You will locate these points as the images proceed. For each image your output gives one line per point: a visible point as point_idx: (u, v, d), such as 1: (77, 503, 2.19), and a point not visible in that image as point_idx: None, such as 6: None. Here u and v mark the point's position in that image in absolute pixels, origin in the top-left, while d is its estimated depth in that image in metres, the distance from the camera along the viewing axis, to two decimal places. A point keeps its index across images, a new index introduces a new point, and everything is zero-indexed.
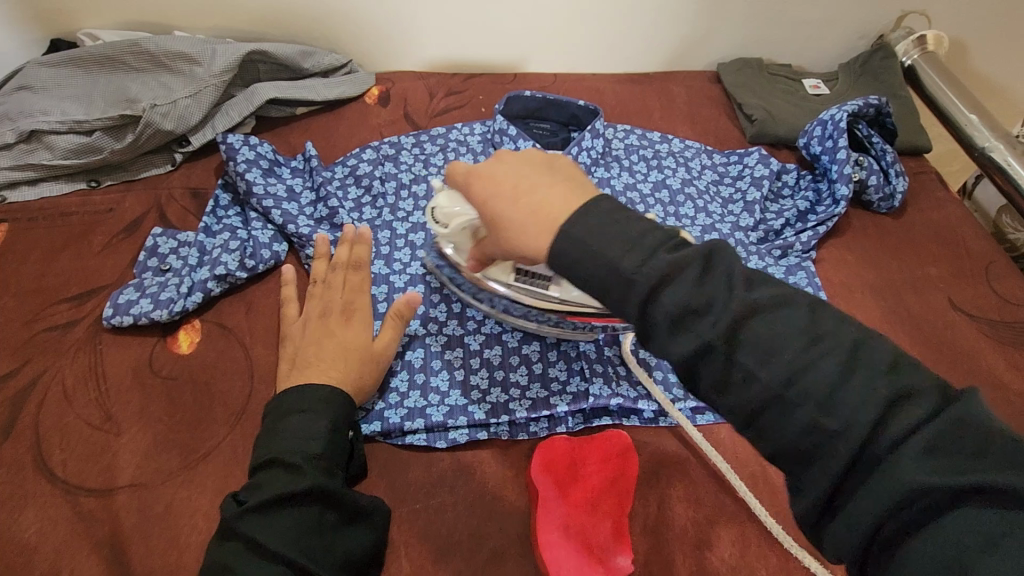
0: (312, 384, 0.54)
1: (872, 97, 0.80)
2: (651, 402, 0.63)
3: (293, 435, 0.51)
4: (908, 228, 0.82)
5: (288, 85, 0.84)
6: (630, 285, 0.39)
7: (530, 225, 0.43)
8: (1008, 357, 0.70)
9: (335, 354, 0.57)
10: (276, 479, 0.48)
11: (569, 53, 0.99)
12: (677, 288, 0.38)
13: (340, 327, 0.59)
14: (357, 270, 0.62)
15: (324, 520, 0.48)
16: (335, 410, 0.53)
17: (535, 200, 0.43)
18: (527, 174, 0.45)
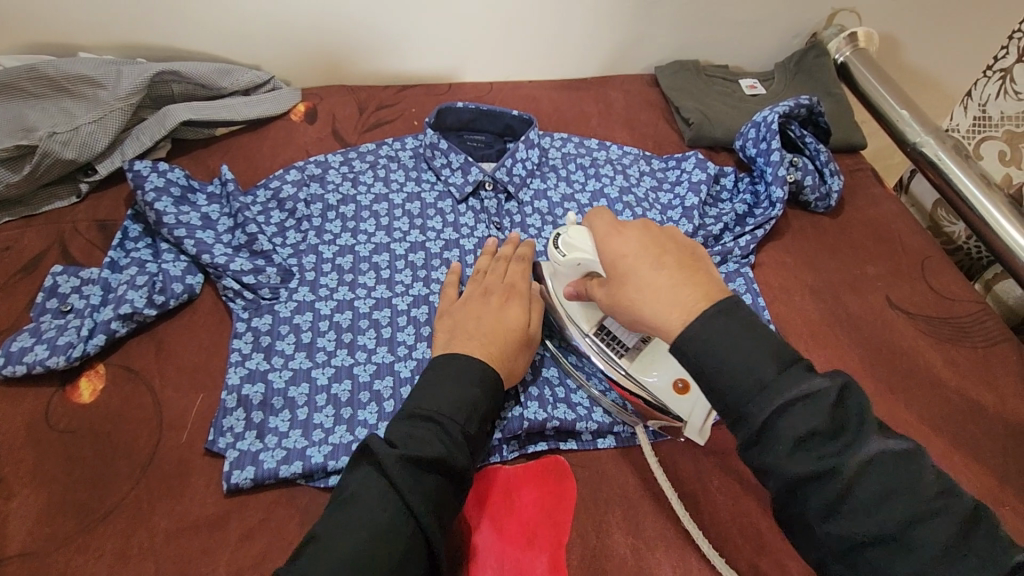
0: (471, 358, 0.56)
1: (802, 97, 0.79)
2: (589, 423, 0.60)
3: (451, 402, 0.52)
4: (846, 226, 0.82)
5: (204, 105, 0.80)
6: (761, 390, 0.41)
7: (667, 301, 0.45)
8: (945, 354, 0.70)
9: (491, 333, 0.59)
10: (435, 440, 0.50)
11: (503, 62, 0.97)
12: (810, 408, 0.40)
13: (494, 309, 0.62)
14: (521, 262, 0.67)
15: (452, 493, 0.50)
16: (494, 394, 0.55)
17: (678, 277, 0.45)
18: (661, 257, 0.47)
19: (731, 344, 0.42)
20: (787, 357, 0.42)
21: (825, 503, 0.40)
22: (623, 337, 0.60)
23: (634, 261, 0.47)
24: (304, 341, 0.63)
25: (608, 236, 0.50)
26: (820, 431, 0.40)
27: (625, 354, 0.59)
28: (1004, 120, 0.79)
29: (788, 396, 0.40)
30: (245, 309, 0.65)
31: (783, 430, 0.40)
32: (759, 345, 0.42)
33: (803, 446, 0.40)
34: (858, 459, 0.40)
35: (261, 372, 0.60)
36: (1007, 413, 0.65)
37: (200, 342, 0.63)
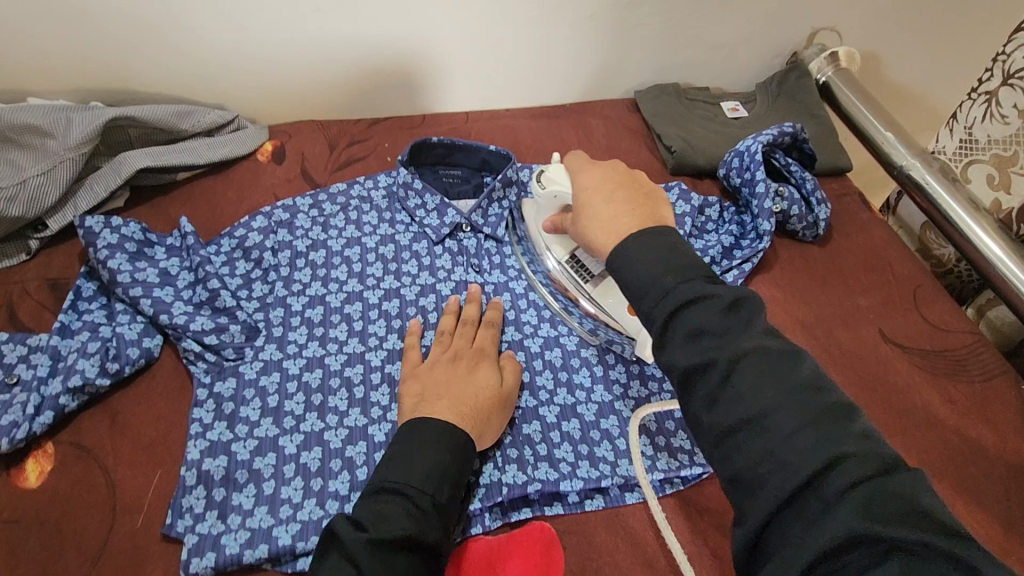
0: (435, 421, 0.53)
1: (786, 125, 0.77)
2: (574, 483, 0.57)
3: (422, 470, 0.50)
4: (836, 254, 0.80)
5: (164, 149, 0.76)
6: (663, 295, 0.46)
7: (607, 223, 0.54)
8: (942, 391, 0.67)
9: (455, 398, 0.56)
10: (402, 514, 0.47)
11: (479, 92, 0.94)
12: (701, 306, 0.44)
13: (459, 375, 0.59)
14: (488, 327, 0.66)
15: (429, 571, 0.46)
16: (466, 458, 0.53)
17: (624, 204, 0.55)
18: (614, 193, 0.56)
19: (651, 261, 0.48)
20: (695, 272, 0.47)
21: (708, 395, 0.42)
22: (591, 266, 0.69)
23: (592, 192, 0.58)
24: (271, 405, 0.60)
25: (581, 173, 0.62)
26: (706, 328, 0.43)
27: (591, 280, 0.69)
28: (991, 144, 0.77)
29: (684, 296, 0.45)
30: (207, 372, 0.61)
31: (678, 326, 0.44)
32: (675, 260, 0.47)
33: (694, 341, 0.43)
34: (733, 353, 0.41)
35: (224, 443, 0.56)
36: (1009, 453, 0.63)
37: (158, 412, 0.59)
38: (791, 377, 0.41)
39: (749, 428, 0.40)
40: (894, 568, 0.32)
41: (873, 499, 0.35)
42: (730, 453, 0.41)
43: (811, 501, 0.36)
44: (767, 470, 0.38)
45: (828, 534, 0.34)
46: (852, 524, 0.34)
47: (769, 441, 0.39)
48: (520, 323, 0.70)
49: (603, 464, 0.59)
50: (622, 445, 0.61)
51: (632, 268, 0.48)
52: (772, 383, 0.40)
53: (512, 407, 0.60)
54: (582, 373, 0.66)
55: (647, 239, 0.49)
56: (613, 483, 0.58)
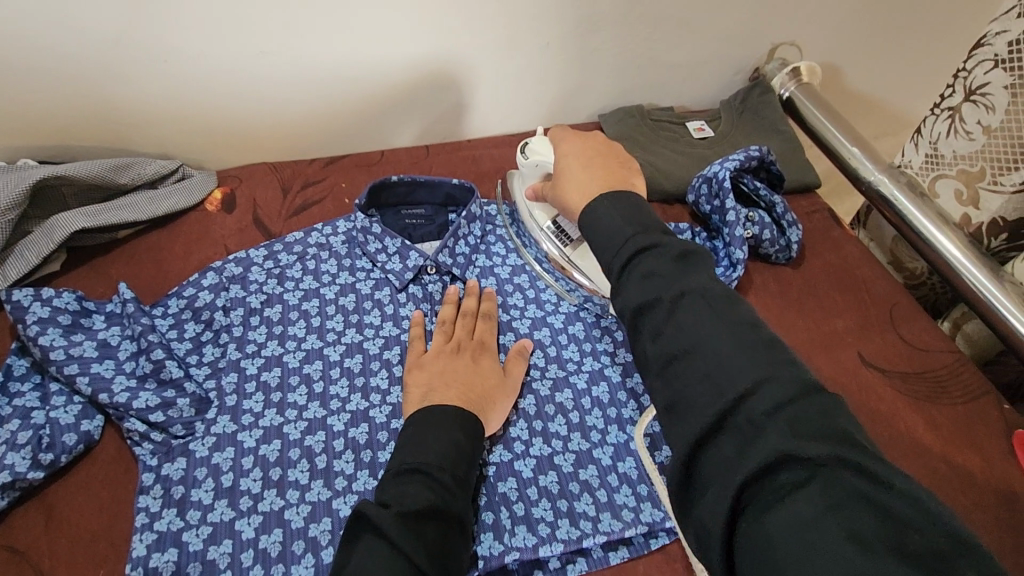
0: (445, 405, 0.54)
1: (752, 149, 0.75)
2: (554, 547, 0.54)
3: (438, 450, 0.50)
4: (809, 276, 0.78)
5: (104, 206, 0.71)
6: (624, 242, 0.47)
7: (584, 189, 0.56)
8: (926, 415, 0.66)
9: (463, 380, 0.59)
10: (424, 490, 0.47)
11: (440, 124, 0.91)
12: (653, 253, 0.45)
13: (468, 359, 0.62)
14: (487, 319, 0.68)
15: (456, 544, 0.46)
16: (477, 439, 0.54)
17: (599, 170, 0.57)
18: (593, 162, 0.58)
19: (616, 215, 0.50)
20: (654, 225, 0.48)
21: (655, 328, 0.42)
22: (569, 231, 0.73)
23: (572, 161, 0.60)
24: (225, 486, 0.55)
25: (563, 142, 0.64)
26: (659, 271, 0.44)
27: (570, 245, 0.73)
28: (956, 159, 0.75)
29: (643, 243, 0.46)
30: (153, 454, 0.56)
31: (634, 269, 0.45)
32: (637, 215, 0.49)
33: (646, 281, 0.44)
34: (680, 288, 0.42)
35: (173, 534, 0.52)
36: (996, 478, 0.62)
37: (100, 502, 0.54)
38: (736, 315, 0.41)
39: (689, 357, 0.40)
40: (816, 488, 0.32)
41: (800, 419, 0.35)
42: (671, 381, 0.41)
43: (741, 424, 0.36)
44: (702, 394, 0.38)
45: (760, 454, 0.34)
46: (783, 443, 0.34)
47: (707, 368, 0.39)
48: None
49: (584, 521, 0.56)
50: (604, 498, 0.58)
51: (601, 223, 0.50)
52: (716, 319, 0.41)
53: (517, 392, 0.63)
54: (559, 421, 0.63)
55: (619, 198, 0.51)
56: (596, 542, 0.55)
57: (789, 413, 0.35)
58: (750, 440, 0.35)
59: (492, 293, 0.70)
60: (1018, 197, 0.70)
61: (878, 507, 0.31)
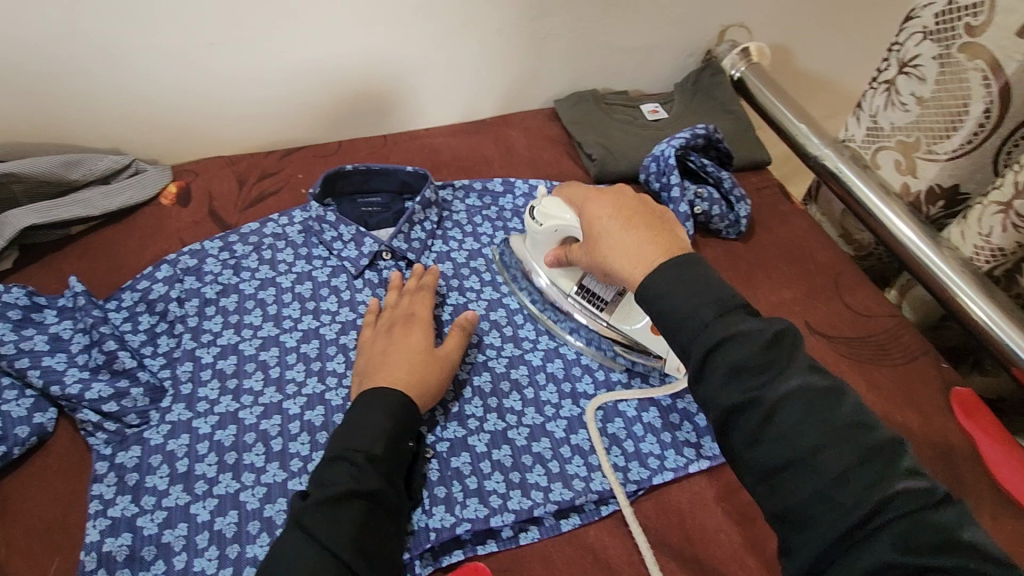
0: (377, 389, 0.55)
1: (699, 127, 0.77)
2: (504, 517, 0.56)
3: (361, 430, 0.52)
4: (759, 249, 0.80)
5: (56, 202, 0.72)
6: (701, 330, 0.42)
7: (630, 253, 0.49)
8: (867, 377, 0.68)
9: (398, 359, 0.59)
10: (343, 475, 0.49)
11: (396, 114, 0.92)
12: (743, 343, 0.41)
13: (403, 335, 0.62)
14: (423, 292, 0.67)
15: (379, 524, 0.49)
16: (408, 418, 0.55)
17: (644, 235, 0.50)
18: (631, 225, 0.51)
19: (681, 293, 0.44)
20: (730, 303, 0.43)
21: (750, 434, 0.40)
22: (602, 293, 0.67)
23: (607, 222, 0.53)
24: (180, 471, 0.56)
25: (589, 201, 0.57)
26: (748, 365, 0.40)
27: (605, 308, 0.67)
28: (895, 131, 0.77)
29: (723, 335, 0.41)
30: (108, 443, 0.57)
31: (717, 363, 0.41)
32: (709, 291, 0.43)
33: (735, 379, 0.40)
34: (776, 391, 0.40)
35: (128, 519, 0.53)
36: (932, 433, 0.64)
37: (55, 492, 0.55)
38: (837, 416, 0.39)
39: (795, 468, 0.39)
40: None
41: (911, 534, 0.35)
42: (775, 489, 0.40)
43: (854, 536, 0.37)
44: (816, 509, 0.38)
45: (868, 566, 0.35)
46: (890, 558, 0.35)
47: (816, 482, 0.38)
48: None
49: (535, 491, 0.58)
50: (556, 468, 0.60)
51: (663, 304, 0.44)
52: (817, 423, 0.39)
53: (452, 368, 0.61)
54: (513, 397, 0.64)
55: (677, 268, 0.45)
56: (547, 511, 0.57)
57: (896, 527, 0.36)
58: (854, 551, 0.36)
59: (437, 270, 0.70)
60: (953, 163, 0.71)
61: None
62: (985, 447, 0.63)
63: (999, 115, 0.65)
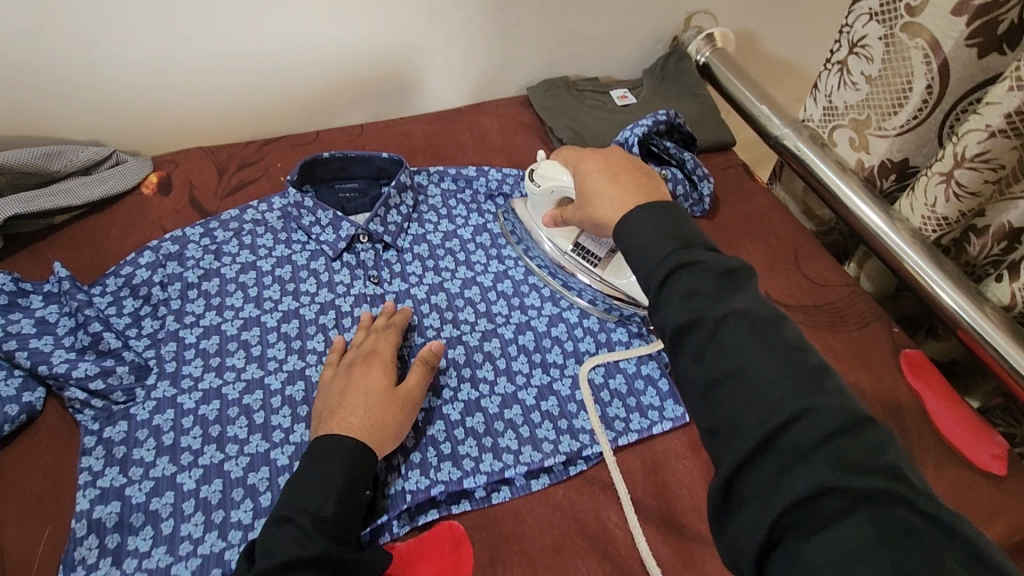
0: (335, 438, 0.54)
1: (659, 113, 0.79)
2: (477, 478, 0.59)
3: (310, 486, 0.52)
4: (722, 225, 0.84)
5: (38, 193, 0.74)
6: (662, 259, 0.47)
7: (615, 200, 0.56)
8: (824, 342, 0.72)
9: (358, 399, 0.58)
10: (286, 539, 0.48)
11: (371, 102, 0.94)
12: (699, 269, 0.45)
13: (363, 375, 0.60)
14: (388, 330, 0.65)
15: None
16: (363, 469, 0.54)
17: (629, 184, 0.57)
18: (621, 179, 0.58)
19: (652, 231, 0.49)
20: (694, 242, 0.48)
21: (695, 349, 0.43)
22: (596, 250, 0.72)
23: (597, 177, 0.61)
24: (166, 444, 0.58)
25: (584, 162, 0.64)
26: (700, 290, 0.44)
27: (600, 263, 0.73)
28: (848, 109, 0.81)
29: (682, 259, 0.46)
30: (95, 419, 0.59)
31: (673, 286, 0.45)
32: (676, 229, 0.49)
33: (688, 301, 0.44)
34: (722, 309, 0.43)
35: (116, 489, 0.55)
36: (884, 392, 0.68)
37: (44, 466, 0.57)
38: (775, 338, 0.42)
39: (731, 382, 0.41)
40: (858, 518, 0.33)
41: (846, 455, 0.35)
42: (714, 404, 0.41)
43: (786, 453, 0.37)
44: (747, 419, 0.39)
45: (801, 484, 0.35)
46: (826, 475, 0.34)
47: (750, 393, 0.40)
48: (423, 327, 0.71)
49: (506, 454, 0.61)
50: (526, 433, 0.63)
51: (636, 238, 0.49)
52: (755, 350, 0.41)
53: (415, 405, 0.60)
54: (486, 368, 0.68)
55: (652, 210, 0.50)
56: (519, 472, 0.60)
57: (835, 445, 0.36)
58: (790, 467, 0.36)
59: (408, 309, 0.69)
60: (901, 138, 0.75)
61: (919, 535, 0.32)
62: (931, 403, 0.67)
63: (940, 91, 0.69)
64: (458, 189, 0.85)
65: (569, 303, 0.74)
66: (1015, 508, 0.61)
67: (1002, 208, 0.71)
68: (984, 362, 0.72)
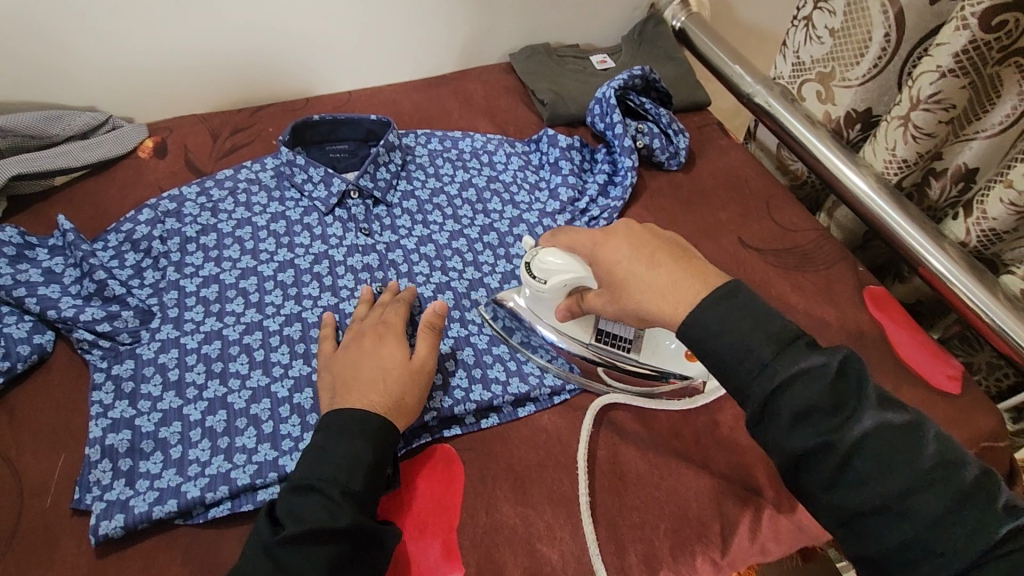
0: (355, 409, 0.54)
1: (635, 68, 0.84)
2: (467, 406, 0.62)
3: (336, 460, 0.51)
4: (698, 178, 0.88)
5: (37, 155, 0.76)
6: (760, 369, 0.44)
7: (669, 294, 0.48)
8: (793, 282, 0.76)
9: (373, 379, 0.57)
10: (315, 509, 0.49)
11: (359, 70, 0.97)
12: (808, 381, 0.42)
13: (375, 347, 0.60)
14: (394, 305, 0.66)
15: (360, 549, 0.49)
16: (385, 444, 0.54)
17: (672, 270, 0.49)
18: (656, 265, 0.50)
19: (733, 331, 0.45)
20: (785, 336, 0.44)
21: (825, 478, 0.42)
22: (623, 333, 0.66)
23: (629, 264, 0.51)
24: (172, 379, 0.62)
25: (599, 245, 0.55)
26: (818, 406, 0.42)
27: (631, 347, 0.66)
28: (814, 63, 0.85)
29: (785, 375, 0.43)
30: (104, 358, 0.63)
31: (783, 402, 0.43)
32: (759, 321, 0.45)
33: (803, 420, 0.42)
34: (855, 433, 0.41)
35: (127, 419, 0.59)
36: (849, 324, 0.73)
37: (58, 400, 0.61)
38: (915, 460, 0.41)
39: (882, 514, 0.41)
40: None
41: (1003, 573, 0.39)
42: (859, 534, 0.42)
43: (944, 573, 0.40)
44: (907, 552, 0.41)
45: None
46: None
47: (906, 532, 0.40)
48: (413, 275, 0.74)
49: (494, 385, 0.65)
50: (513, 366, 0.67)
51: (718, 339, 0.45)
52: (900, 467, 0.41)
53: (430, 375, 0.60)
54: (474, 311, 0.71)
55: (723, 303, 0.46)
56: (505, 400, 0.64)
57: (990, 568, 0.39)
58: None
59: (412, 288, 0.69)
60: (864, 88, 0.80)
61: None
62: (892, 331, 0.72)
63: (898, 39, 0.74)
64: (444, 147, 0.87)
65: None
66: (968, 423, 0.66)
67: (958, 150, 0.75)
68: (949, 301, 0.75)
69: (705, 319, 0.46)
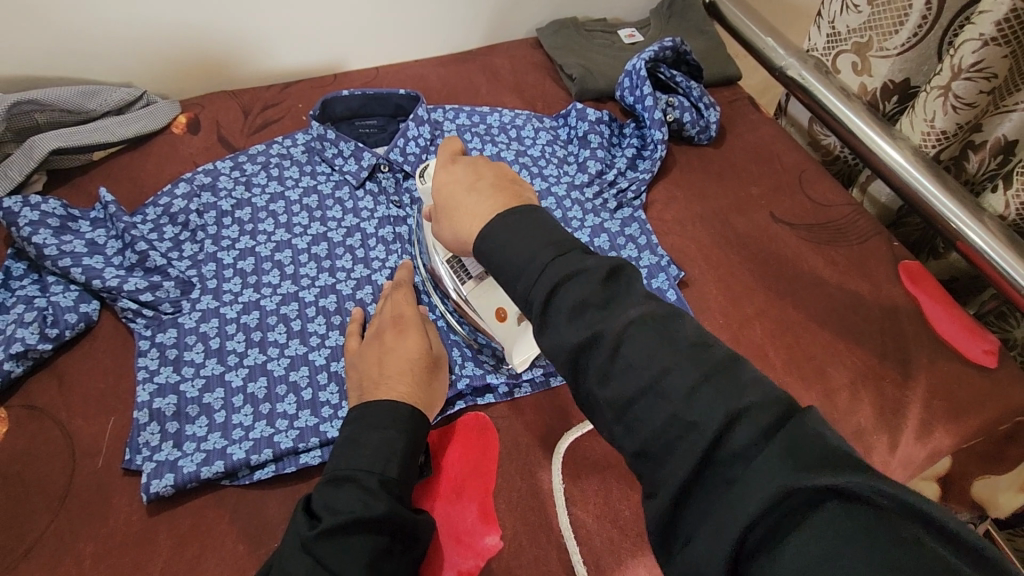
0: (385, 401, 0.53)
1: (666, 40, 0.83)
2: (499, 374, 0.64)
3: (371, 451, 0.50)
4: (727, 153, 0.87)
5: (77, 129, 0.78)
6: (540, 273, 0.42)
7: (471, 209, 0.50)
8: (825, 256, 0.76)
9: (398, 369, 0.56)
10: (351, 499, 0.48)
11: (387, 47, 0.97)
12: (582, 278, 0.41)
13: (395, 340, 0.59)
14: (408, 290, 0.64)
15: (398, 537, 0.48)
16: (415, 429, 0.53)
17: (487, 191, 0.51)
18: (478, 188, 0.51)
19: (523, 236, 0.45)
20: (570, 244, 0.44)
21: None
22: (470, 266, 0.62)
23: (457, 185, 0.53)
24: (213, 347, 0.63)
25: (442, 169, 0.56)
26: (589, 300, 0.40)
27: (469, 281, 0.62)
28: (851, 33, 0.83)
29: (561, 271, 0.42)
30: (147, 326, 0.64)
31: (560, 303, 0.41)
32: (548, 235, 0.44)
33: (579, 315, 0.40)
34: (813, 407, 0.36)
35: (172, 384, 0.61)
36: (883, 298, 0.72)
37: (105, 367, 0.63)
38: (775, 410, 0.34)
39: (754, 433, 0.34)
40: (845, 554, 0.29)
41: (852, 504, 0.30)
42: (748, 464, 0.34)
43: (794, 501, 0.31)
44: (674, 433, 0.36)
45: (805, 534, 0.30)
46: (781, 474, 0.31)
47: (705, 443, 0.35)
48: None
49: None
50: None
51: (502, 251, 0.45)
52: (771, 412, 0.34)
53: (444, 364, 0.61)
54: None
55: (513, 212, 0.46)
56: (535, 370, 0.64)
57: (780, 440, 0.33)
58: (733, 490, 0.33)
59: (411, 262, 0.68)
60: (902, 58, 0.78)
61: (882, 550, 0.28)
62: (926, 305, 0.72)
63: (939, 7, 0.72)
64: (472, 117, 0.87)
65: (580, 226, 0.77)
66: (1002, 396, 0.66)
67: (998, 121, 0.74)
68: (985, 276, 0.73)
69: (515, 226, 0.45)
